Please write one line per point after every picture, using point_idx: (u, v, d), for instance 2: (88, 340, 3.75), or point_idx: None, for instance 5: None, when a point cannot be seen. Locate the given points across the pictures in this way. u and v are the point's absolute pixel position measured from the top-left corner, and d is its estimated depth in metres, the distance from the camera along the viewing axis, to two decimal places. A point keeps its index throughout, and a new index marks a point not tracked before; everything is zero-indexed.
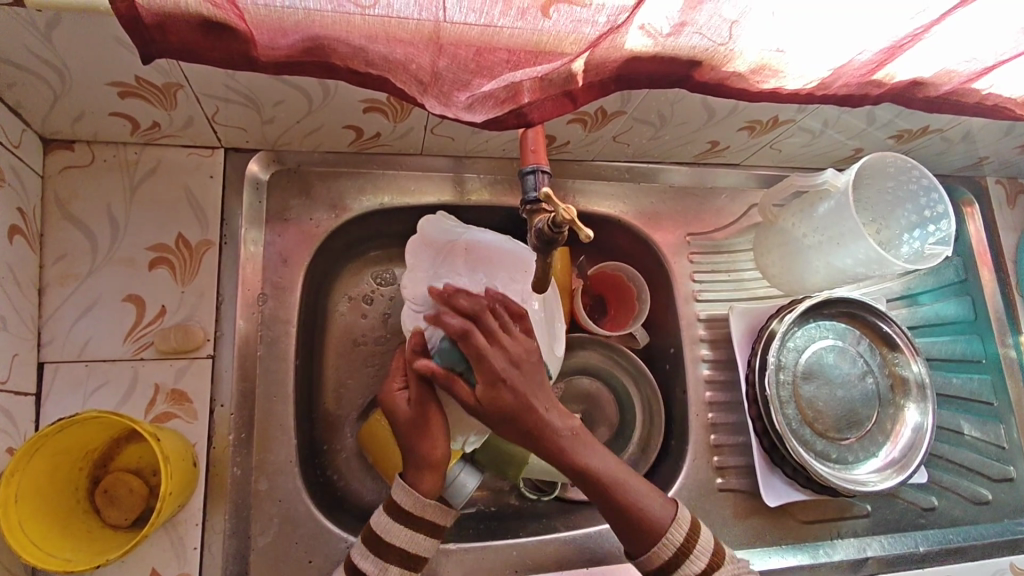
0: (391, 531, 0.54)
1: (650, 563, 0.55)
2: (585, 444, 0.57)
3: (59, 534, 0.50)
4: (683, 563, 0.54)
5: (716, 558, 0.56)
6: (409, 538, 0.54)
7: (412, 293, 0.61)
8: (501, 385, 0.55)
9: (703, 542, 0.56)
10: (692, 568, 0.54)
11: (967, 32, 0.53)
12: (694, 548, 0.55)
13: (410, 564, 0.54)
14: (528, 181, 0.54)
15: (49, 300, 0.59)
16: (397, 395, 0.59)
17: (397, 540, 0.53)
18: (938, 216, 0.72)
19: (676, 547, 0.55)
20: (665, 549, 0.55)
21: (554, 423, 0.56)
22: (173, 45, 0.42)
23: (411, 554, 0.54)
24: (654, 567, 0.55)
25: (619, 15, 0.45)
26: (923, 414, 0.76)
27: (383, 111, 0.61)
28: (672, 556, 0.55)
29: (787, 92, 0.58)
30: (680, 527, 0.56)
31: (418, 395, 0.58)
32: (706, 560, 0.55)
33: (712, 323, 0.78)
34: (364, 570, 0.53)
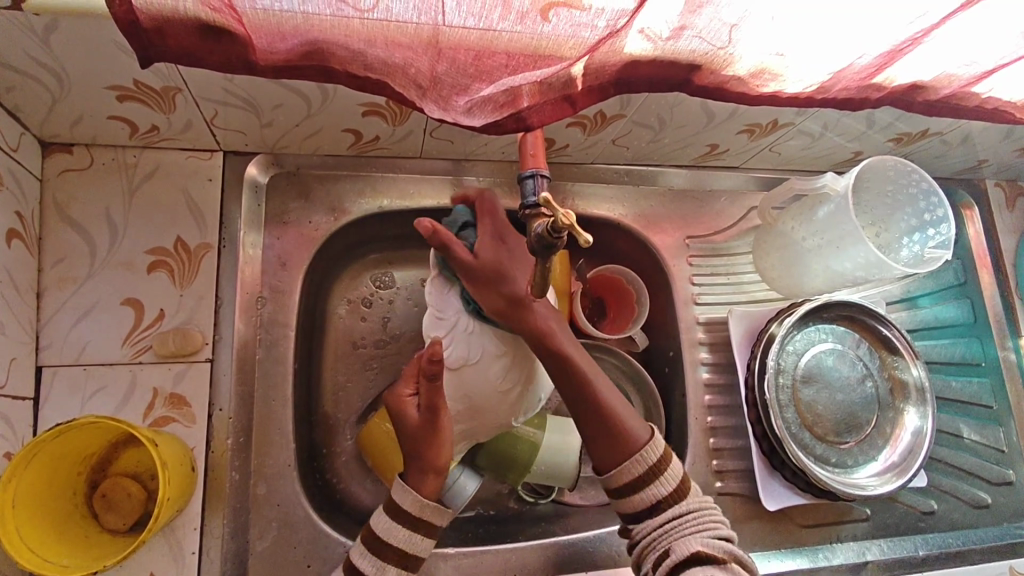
0: (391, 532, 0.54)
1: (620, 479, 0.56)
2: (564, 333, 0.59)
3: (57, 539, 0.50)
4: (653, 482, 0.55)
5: (685, 487, 0.57)
6: (407, 538, 0.54)
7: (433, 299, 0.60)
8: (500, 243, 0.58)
9: (673, 469, 0.57)
10: (658, 492, 0.55)
11: (967, 36, 0.53)
12: (664, 473, 0.56)
13: (408, 564, 0.54)
14: (527, 186, 0.53)
15: (47, 304, 0.59)
16: (407, 401, 0.58)
17: (396, 540, 0.53)
18: (938, 220, 0.71)
19: (648, 468, 0.55)
20: (636, 467, 0.56)
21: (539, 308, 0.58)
22: (171, 49, 0.42)
23: (408, 553, 0.54)
24: (619, 482, 0.56)
25: (619, 20, 0.45)
26: (923, 417, 0.76)
27: (382, 115, 0.61)
28: (644, 474, 0.55)
29: (786, 95, 0.58)
30: (654, 449, 0.56)
31: (427, 401, 0.55)
32: (673, 486, 0.56)
33: (711, 326, 0.78)
34: (363, 569, 0.53)
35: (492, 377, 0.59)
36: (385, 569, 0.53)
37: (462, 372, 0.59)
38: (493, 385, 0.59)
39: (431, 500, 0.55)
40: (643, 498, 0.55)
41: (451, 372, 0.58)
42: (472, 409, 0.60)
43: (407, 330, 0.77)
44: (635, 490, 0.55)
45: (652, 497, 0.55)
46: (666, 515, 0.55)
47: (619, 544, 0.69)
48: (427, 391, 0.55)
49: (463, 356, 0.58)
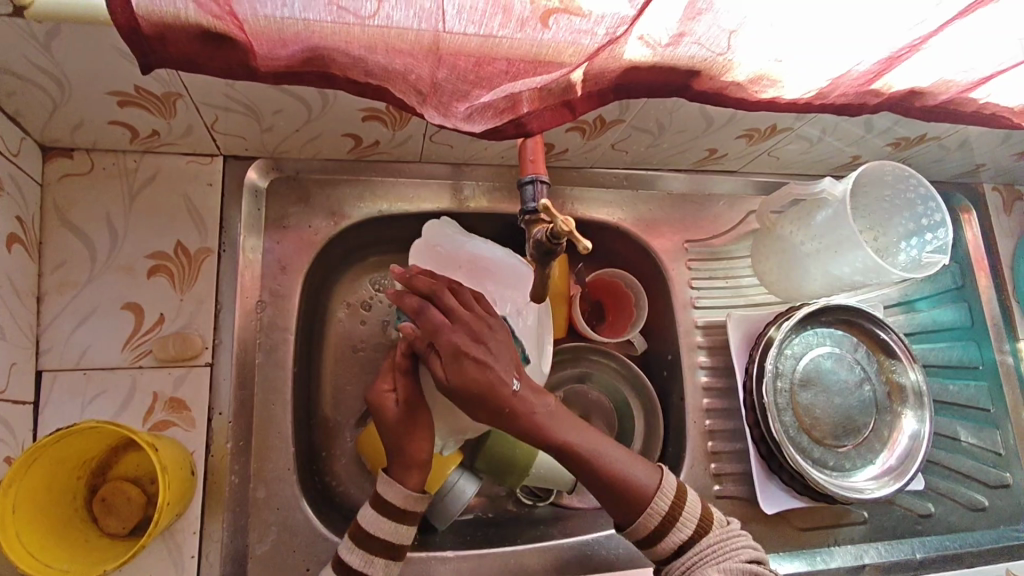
0: (379, 526, 0.55)
1: (638, 533, 0.55)
2: (563, 421, 0.58)
3: (57, 543, 0.50)
4: (670, 529, 0.54)
5: (707, 521, 0.55)
6: (394, 530, 0.55)
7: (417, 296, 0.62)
8: (466, 356, 0.56)
9: (690, 510, 0.55)
10: (678, 536, 0.54)
11: (965, 43, 0.53)
12: (680, 515, 0.54)
13: (393, 554, 0.55)
14: (527, 192, 0.55)
15: (47, 308, 0.59)
16: (385, 397, 0.60)
17: (382, 532, 0.55)
18: (936, 224, 0.72)
19: (662, 515, 0.54)
20: (652, 519, 0.54)
21: (528, 404, 0.56)
22: (173, 56, 0.42)
23: (392, 544, 0.55)
24: (640, 536, 0.55)
25: (618, 28, 0.45)
26: (920, 422, 0.77)
27: (382, 120, 0.61)
28: (660, 523, 0.54)
29: (785, 101, 0.58)
30: (665, 496, 0.55)
31: (407, 397, 0.59)
32: (693, 527, 0.54)
33: (710, 330, 0.78)
34: (350, 562, 0.54)
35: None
36: (373, 565, 0.54)
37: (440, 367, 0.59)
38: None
39: (416, 492, 0.57)
40: (664, 546, 0.54)
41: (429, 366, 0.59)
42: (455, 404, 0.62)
43: None
44: (656, 540, 0.54)
45: (674, 545, 0.54)
46: (688, 556, 0.54)
47: (617, 547, 0.69)
48: (406, 385, 0.59)
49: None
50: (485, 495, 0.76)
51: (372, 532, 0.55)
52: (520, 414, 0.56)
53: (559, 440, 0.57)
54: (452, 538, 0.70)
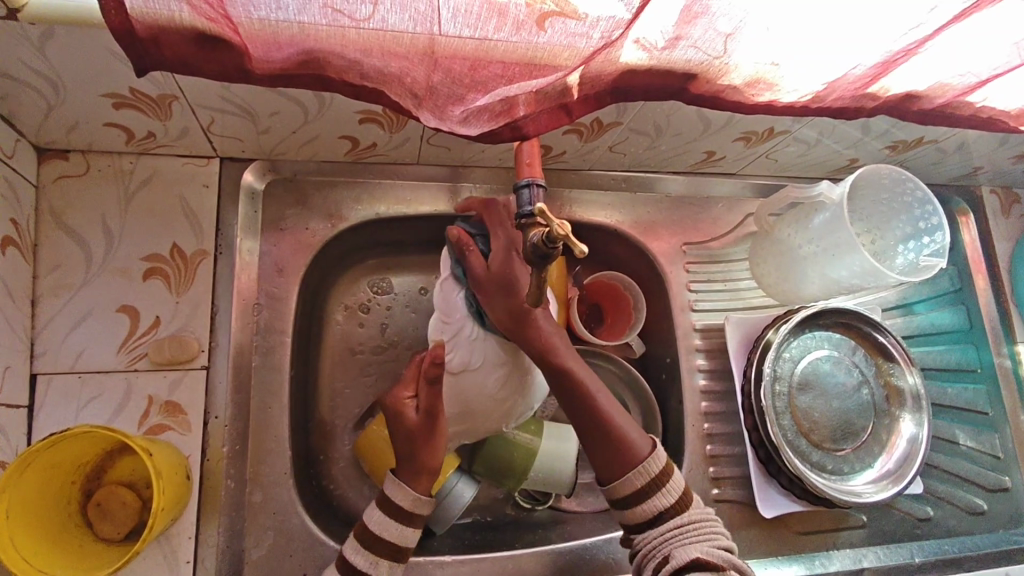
0: (384, 526, 0.55)
1: (621, 490, 0.55)
2: (570, 352, 0.60)
3: (51, 548, 0.50)
4: (654, 492, 0.55)
5: (687, 498, 0.56)
6: (400, 531, 0.55)
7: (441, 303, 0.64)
8: (513, 253, 0.59)
9: (674, 482, 0.56)
10: (661, 503, 0.54)
11: (962, 47, 0.53)
12: (666, 483, 0.55)
13: (398, 556, 0.55)
14: (523, 196, 0.53)
15: (42, 311, 0.58)
16: (406, 403, 0.58)
17: (388, 534, 0.54)
18: (933, 228, 0.71)
19: (650, 478, 0.55)
20: (638, 478, 0.55)
21: (544, 325, 0.59)
22: (167, 59, 0.42)
23: (398, 546, 0.55)
24: (621, 494, 0.56)
25: (614, 32, 0.45)
26: (919, 425, 0.76)
27: (378, 122, 0.61)
28: (645, 486, 0.55)
29: (782, 105, 0.58)
30: (655, 461, 0.56)
31: (428, 405, 0.57)
32: (674, 499, 0.55)
33: (708, 333, 0.78)
34: (358, 564, 0.54)
35: (490, 386, 0.64)
36: (378, 565, 0.54)
37: (462, 376, 0.63)
38: (489, 394, 0.64)
39: (424, 495, 0.56)
40: (644, 508, 0.54)
41: (451, 375, 0.63)
42: (466, 414, 0.64)
43: (404, 337, 0.77)
44: (637, 501, 0.55)
45: (653, 509, 0.54)
46: (667, 526, 0.54)
47: (615, 551, 0.69)
48: (430, 395, 0.56)
49: (464, 361, 0.62)
50: (483, 498, 0.76)
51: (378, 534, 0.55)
52: (543, 331, 0.59)
53: (557, 363, 0.59)
54: (450, 542, 0.70)
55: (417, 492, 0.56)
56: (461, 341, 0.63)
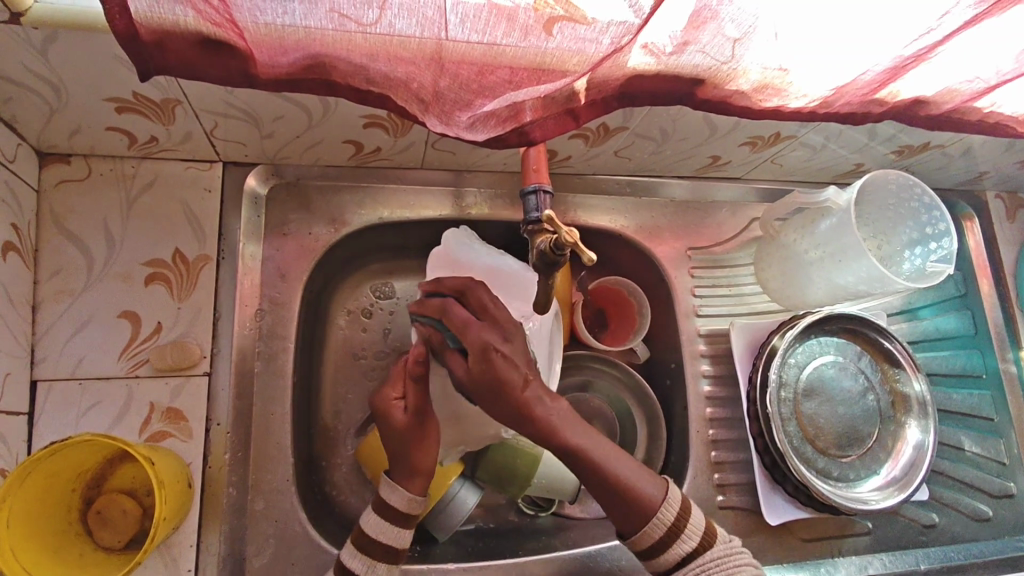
0: (381, 530, 0.54)
1: (642, 541, 0.53)
2: (577, 423, 0.54)
3: (50, 558, 0.49)
4: (675, 541, 0.52)
5: (710, 536, 0.53)
6: (396, 535, 0.54)
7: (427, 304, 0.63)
8: (492, 353, 0.52)
9: (693, 523, 0.53)
10: (682, 548, 0.52)
11: (971, 52, 0.53)
12: (684, 529, 0.52)
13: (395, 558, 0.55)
14: (529, 202, 0.54)
15: (42, 317, 0.58)
16: (393, 405, 0.59)
17: (385, 537, 0.54)
18: (940, 233, 0.71)
19: (667, 528, 0.52)
20: (656, 530, 0.52)
21: (541, 409, 0.53)
22: (171, 63, 0.42)
23: (393, 547, 0.54)
24: (643, 547, 0.53)
25: (623, 37, 0.44)
26: (924, 432, 0.76)
27: (384, 127, 0.60)
28: (663, 536, 0.52)
29: (790, 110, 0.57)
30: (671, 508, 0.53)
31: (417, 406, 0.58)
32: (696, 540, 0.53)
33: (713, 338, 0.78)
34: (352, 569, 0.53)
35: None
36: (375, 568, 0.53)
37: (450, 377, 0.62)
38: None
39: (418, 496, 0.56)
40: (667, 558, 0.53)
41: (438, 376, 0.62)
42: (456, 417, 0.63)
43: (407, 342, 0.77)
44: (659, 552, 0.53)
45: (677, 556, 0.52)
46: (690, 567, 0.52)
47: (620, 559, 0.68)
48: (418, 393, 0.58)
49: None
50: (486, 504, 0.75)
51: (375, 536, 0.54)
52: (541, 419, 0.53)
53: (567, 446, 0.53)
54: (453, 549, 0.69)
55: (412, 493, 0.55)
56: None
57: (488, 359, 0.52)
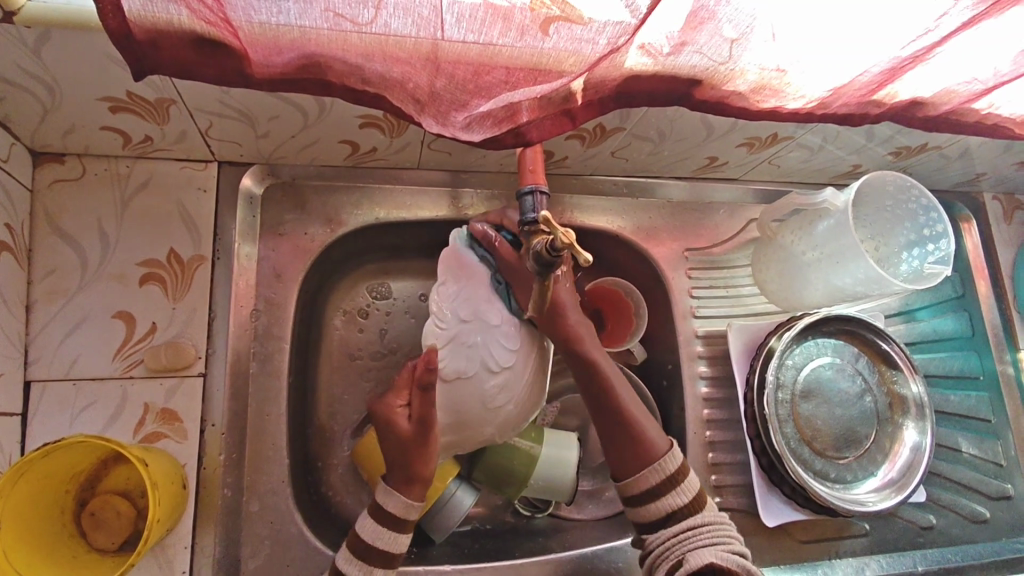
0: (377, 536, 0.54)
1: (634, 487, 0.57)
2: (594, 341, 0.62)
3: (43, 560, 0.49)
4: (667, 490, 0.56)
5: (702, 499, 0.57)
6: (393, 540, 0.54)
7: (436, 307, 0.60)
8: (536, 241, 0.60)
9: (689, 482, 0.57)
10: (675, 501, 0.56)
11: (969, 54, 0.53)
12: (680, 482, 0.57)
13: (389, 563, 0.55)
14: (525, 203, 0.53)
15: (36, 317, 0.58)
16: (398, 413, 0.57)
17: (381, 542, 0.54)
18: (938, 235, 0.71)
19: (665, 476, 0.56)
20: (654, 476, 0.56)
21: (571, 316, 0.61)
22: (165, 62, 0.41)
23: (389, 554, 0.54)
24: (635, 491, 0.57)
25: (620, 38, 0.44)
26: (922, 433, 0.76)
27: (380, 127, 0.60)
28: (658, 484, 0.56)
29: (787, 111, 0.57)
30: (671, 461, 0.57)
31: (421, 413, 0.56)
32: (689, 497, 0.56)
33: (710, 340, 0.78)
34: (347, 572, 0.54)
35: (487, 392, 0.60)
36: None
37: (455, 385, 0.59)
38: (486, 401, 0.60)
39: (417, 502, 0.56)
40: (658, 507, 0.56)
41: (443, 383, 0.59)
42: (459, 423, 0.60)
43: (404, 343, 0.76)
44: (651, 499, 0.56)
45: (666, 507, 0.56)
46: (681, 525, 0.55)
47: (616, 560, 0.68)
48: (422, 402, 0.56)
49: (459, 369, 0.59)
50: (482, 506, 0.75)
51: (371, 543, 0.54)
52: (568, 322, 0.61)
53: (582, 354, 0.61)
54: (449, 550, 0.69)
55: (410, 498, 0.55)
56: (457, 348, 0.59)
57: (534, 250, 0.59)
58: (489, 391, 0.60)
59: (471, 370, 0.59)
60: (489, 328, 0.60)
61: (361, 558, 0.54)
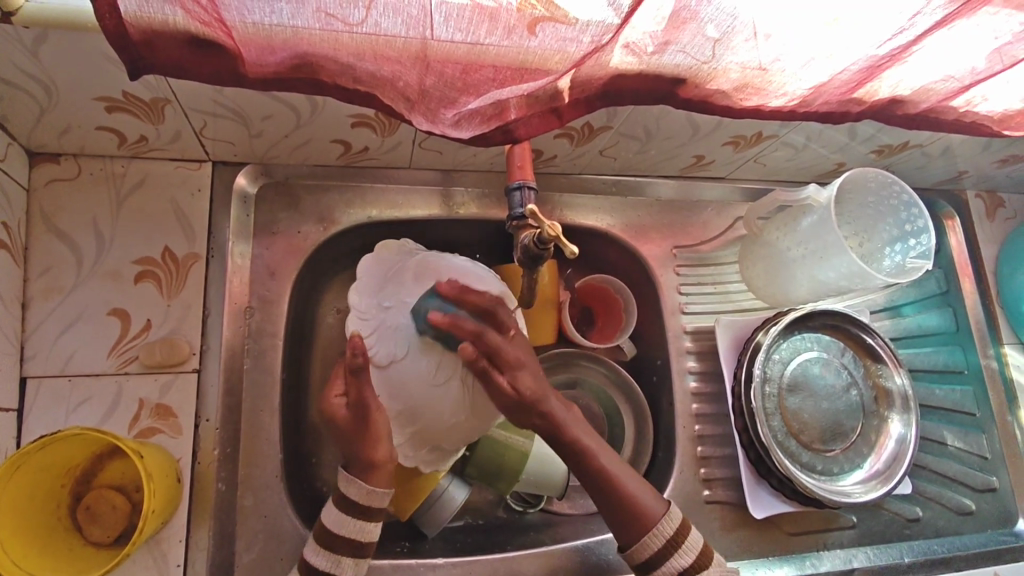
0: (340, 523, 0.55)
1: (639, 554, 0.57)
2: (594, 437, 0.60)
3: (40, 553, 0.49)
4: (672, 555, 0.57)
5: (705, 556, 0.58)
6: (357, 528, 0.55)
7: (359, 305, 0.65)
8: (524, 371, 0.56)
9: (692, 540, 0.58)
10: (679, 563, 0.57)
11: (944, 53, 0.54)
12: (682, 543, 0.57)
13: (361, 551, 0.56)
14: (514, 198, 0.54)
15: (32, 314, 0.58)
16: (335, 402, 0.58)
17: (347, 529, 0.55)
18: (919, 231, 0.73)
19: (665, 539, 0.57)
20: (655, 542, 0.57)
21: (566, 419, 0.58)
22: (160, 62, 0.42)
23: (359, 541, 0.55)
24: (638, 560, 0.57)
25: (603, 36, 0.45)
26: (906, 425, 0.77)
27: (371, 126, 0.61)
28: (661, 549, 0.57)
29: (770, 109, 0.59)
30: (670, 521, 0.58)
31: (358, 398, 0.56)
32: (693, 557, 0.57)
33: (698, 336, 0.79)
34: (316, 565, 0.54)
35: (424, 369, 0.61)
36: (340, 565, 0.55)
37: (390, 369, 0.61)
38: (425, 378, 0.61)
39: (378, 488, 0.56)
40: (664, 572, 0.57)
41: (379, 369, 0.61)
42: (411, 412, 0.62)
43: None
44: (656, 565, 0.57)
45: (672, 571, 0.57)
46: None
47: (607, 552, 0.69)
48: (355, 388, 0.56)
49: (389, 352, 0.62)
50: (473, 501, 0.76)
51: (337, 533, 0.55)
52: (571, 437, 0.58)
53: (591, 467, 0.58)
54: (441, 544, 0.70)
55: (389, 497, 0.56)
56: (382, 333, 0.62)
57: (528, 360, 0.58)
58: (427, 367, 0.61)
59: (403, 352, 0.62)
60: (407, 311, 0.62)
61: (327, 548, 0.55)
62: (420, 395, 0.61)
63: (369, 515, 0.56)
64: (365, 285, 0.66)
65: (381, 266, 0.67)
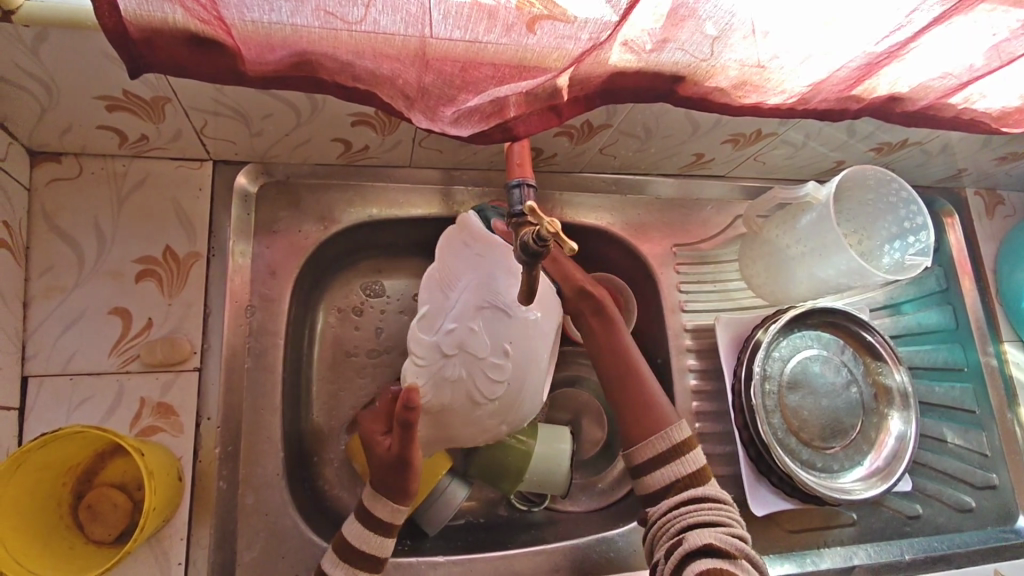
0: (362, 539, 0.55)
1: (641, 454, 0.62)
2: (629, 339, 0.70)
3: (40, 550, 0.49)
4: (670, 461, 0.60)
5: (704, 475, 0.61)
6: (379, 544, 0.55)
7: (418, 343, 0.59)
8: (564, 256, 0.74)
9: (693, 457, 0.61)
10: (676, 471, 0.60)
11: (941, 50, 0.54)
12: (685, 454, 0.61)
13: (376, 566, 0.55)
14: (513, 196, 0.54)
15: (34, 313, 0.59)
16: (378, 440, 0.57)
17: (367, 545, 0.55)
18: (917, 228, 0.73)
19: (671, 445, 0.61)
20: (662, 443, 0.61)
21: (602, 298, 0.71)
22: (162, 61, 0.43)
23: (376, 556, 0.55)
24: (639, 460, 0.62)
25: (602, 33, 0.45)
26: (907, 423, 0.78)
27: (371, 125, 0.61)
28: (666, 451, 0.61)
29: (769, 107, 0.59)
30: (679, 431, 0.62)
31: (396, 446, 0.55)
32: (691, 470, 0.60)
33: (698, 333, 0.79)
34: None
35: (477, 418, 0.59)
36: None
37: (442, 415, 0.59)
38: (477, 425, 0.60)
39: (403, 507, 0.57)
40: (661, 474, 0.60)
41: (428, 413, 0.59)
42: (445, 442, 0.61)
43: (399, 340, 0.77)
44: (656, 468, 0.61)
45: (669, 477, 0.60)
46: (682, 494, 0.59)
47: (607, 550, 0.68)
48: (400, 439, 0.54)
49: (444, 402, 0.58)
50: (475, 500, 0.76)
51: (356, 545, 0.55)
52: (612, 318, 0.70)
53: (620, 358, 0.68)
54: (443, 542, 0.70)
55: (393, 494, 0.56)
56: (440, 384, 0.58)
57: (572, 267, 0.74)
58: (481, 418, 0.59)
59: (456, 404, 0.58)
60: (470, 361, 0.58)
61: (340, 556, 0.55)
62: (467, 433, 0.60)
63: (387, 531, 0.56)
64: (431, 282, 0.61)
65: (446, 263, 0.61)
